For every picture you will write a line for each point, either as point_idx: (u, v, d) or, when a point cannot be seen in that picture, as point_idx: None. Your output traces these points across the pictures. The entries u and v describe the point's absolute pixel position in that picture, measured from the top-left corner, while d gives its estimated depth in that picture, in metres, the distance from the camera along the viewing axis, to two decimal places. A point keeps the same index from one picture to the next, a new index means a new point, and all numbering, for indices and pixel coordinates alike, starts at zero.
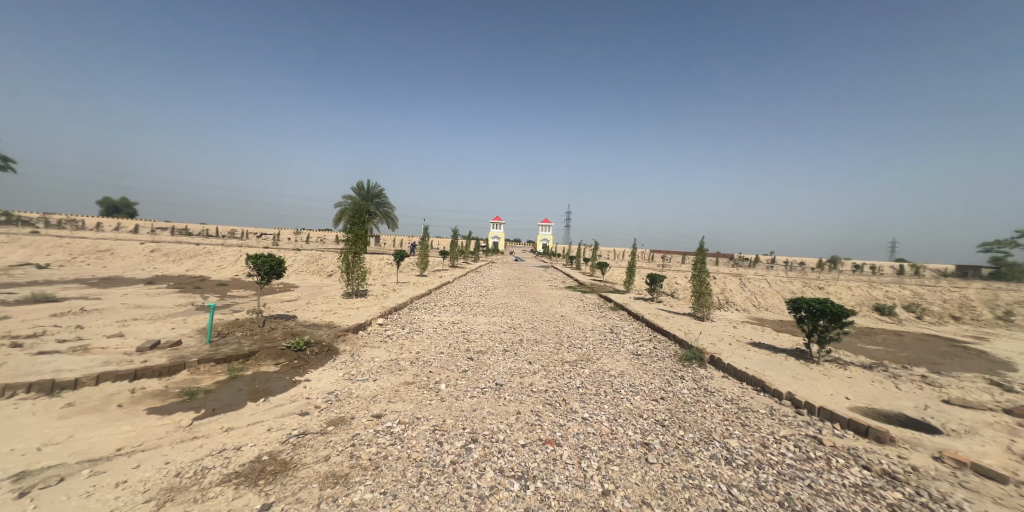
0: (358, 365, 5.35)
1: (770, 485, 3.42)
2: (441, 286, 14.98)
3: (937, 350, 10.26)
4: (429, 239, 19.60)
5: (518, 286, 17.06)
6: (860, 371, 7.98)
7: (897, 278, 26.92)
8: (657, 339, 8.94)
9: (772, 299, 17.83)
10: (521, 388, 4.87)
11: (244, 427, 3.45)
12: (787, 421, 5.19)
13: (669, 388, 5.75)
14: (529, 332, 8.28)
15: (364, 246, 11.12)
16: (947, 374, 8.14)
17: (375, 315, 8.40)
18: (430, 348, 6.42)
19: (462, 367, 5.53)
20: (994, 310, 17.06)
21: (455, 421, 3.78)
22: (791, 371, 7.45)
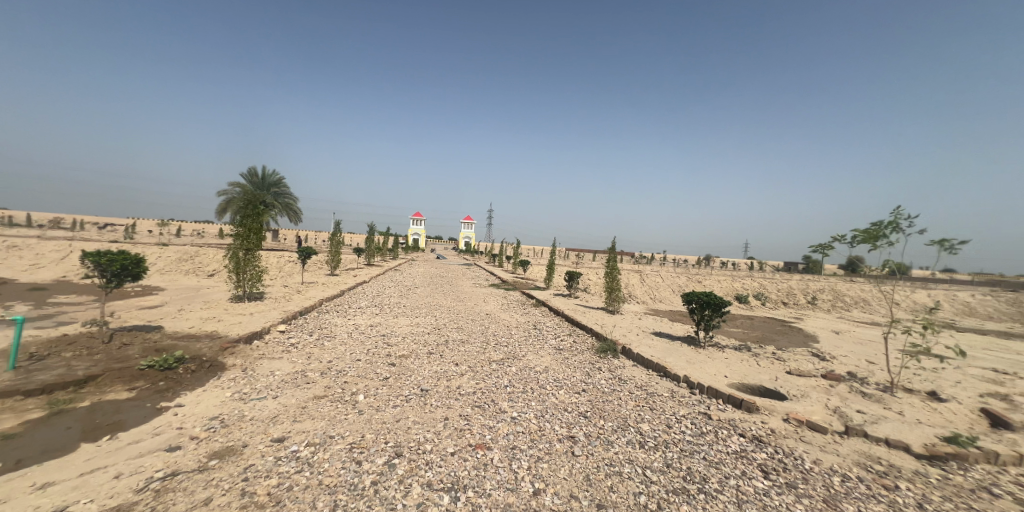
0: (254, 382, 4.68)
1: (676, 462, 3.78)
2: (353, 286, 13.89)
3: (773, 329, 12.69)
4: (341, 235, 18.06)
5: (438, 285, 16.61)
6: (735, 351, 9.34)
7: (751, 271, 32.45)
8: (576, 333, 9.39)
9: (666, 292, 20.12)
10: (448, 392, 4.72)
11: (76, 479, 2.77)
12: (683, 401, 5.84)
13: (588, 380, 6.05)
14: (453, 333, 8.08)
15: (256, 242, 9.88)
16: (789, 348, 10.05)
17: (275, 320, 7.47)
18: (345, 356, 5.90)
19: (383, 374, 5.18)
20: (806, 294, 21.60)
21: (376, 435, 3.50)
22: (687, 356, 8.40)
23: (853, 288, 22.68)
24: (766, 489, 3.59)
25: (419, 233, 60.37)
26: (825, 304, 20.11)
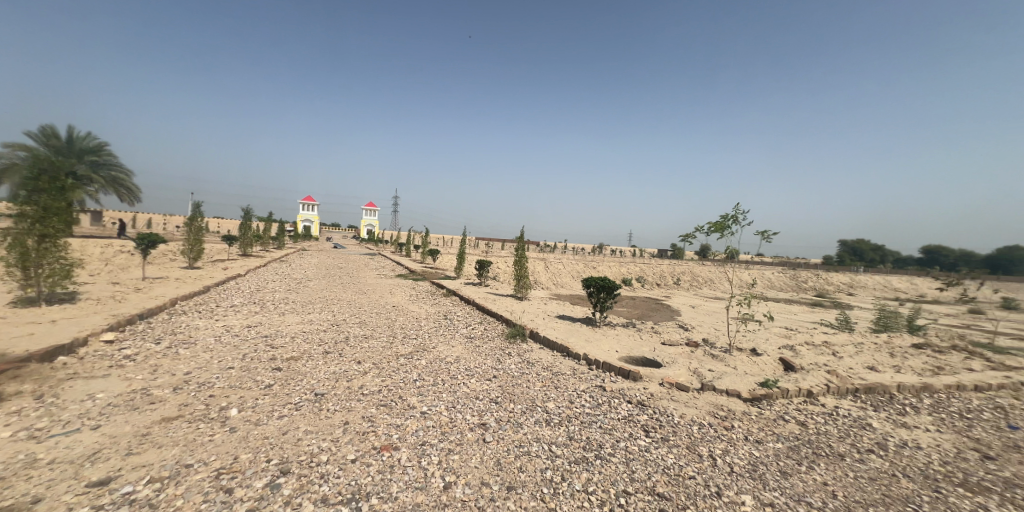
0: (58, 412, 3.64)
1: (577, 434, 4.09)
2: (224, 281, 11.97)
3: (648, 306, 14.62)
4: (201, 219, 15.52)
5: (335, 277, 15.32)
6: (625, 329, 10.44)
7: (629, 256, 36.59)
8: (487, 320, 9.52)
9: (568, 278, 21.58)
10: (349, 394, 4.40)
11: None
12: (583, 376, 6.39)
13: (498, 366, 6.18)
14: (356, 328, 7.56)
15: (50, 227, 7.55)
16: (664, 324, 11.73)
17: (98, 329, 6.00)
18: (211, 365, 5.08)
19: (265, 381, 4.60)
20: (674, 274, 25.13)
21: (255, 454, 3.10)
22: (587, 336, 9.12)
23: (706, 269, 27.20)
24: (647, 448, 4.67)
25: (313, 220, 54.84)
26: (685, 283, 23.83)
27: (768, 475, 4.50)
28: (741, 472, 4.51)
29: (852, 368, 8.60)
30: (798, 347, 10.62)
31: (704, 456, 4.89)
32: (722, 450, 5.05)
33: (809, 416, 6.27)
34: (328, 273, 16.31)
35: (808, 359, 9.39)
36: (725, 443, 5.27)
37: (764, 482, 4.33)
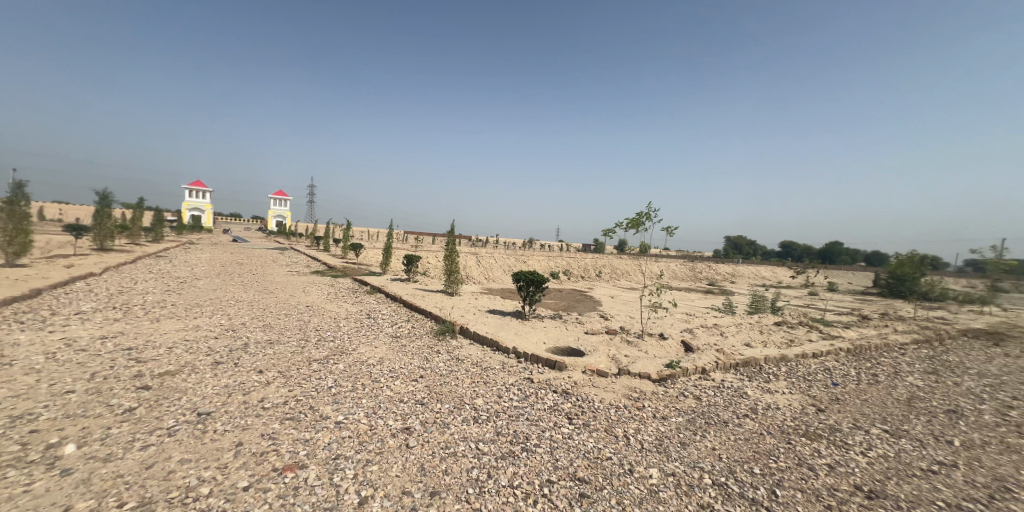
0: None
1: (505, 429, 4.12)
2: (70, 285, 9.81)
3: (572, 297, 15.40)
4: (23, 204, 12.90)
5: (233, 276, 13.56)
6: (553, 322, 10.82)
7: (552, 250, 38.03)
8: (414, 318, 9.21)
9: (498, 272, 21.78)
10: (245, 410, 3.95)
11: None
12: (512, 369, 6.65)
13: (426, 365, 6.01)
14: (258, 333, 6.79)
15: None
16: (587, 314, 12.46)
17: None
18: (38, 389, 4.15)
19: (122, 406, 3.91)
20: (595, 267, 26.66)
21: (101, 498, 2.63)
22: (516, 330, 9.29)
23: (623, 263, 29.28)
24: (568, 435, 5.03)
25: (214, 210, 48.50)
26: (605, 275, 25.49)
27: (672, 447, 5.39)
28: (651, 449, 5.20)
29: (733, 347, 10.38)
30: (696, 330, 12.14)
31: (620, 436, 5.39)
32: (634, 430, 5.67)
33: (703, 390, 7.70)
34: (221, 271, 14.35)
35: (703, 340, 11.07)
36: (638, 422, 5.97)
37: (669, 454, 5.18)
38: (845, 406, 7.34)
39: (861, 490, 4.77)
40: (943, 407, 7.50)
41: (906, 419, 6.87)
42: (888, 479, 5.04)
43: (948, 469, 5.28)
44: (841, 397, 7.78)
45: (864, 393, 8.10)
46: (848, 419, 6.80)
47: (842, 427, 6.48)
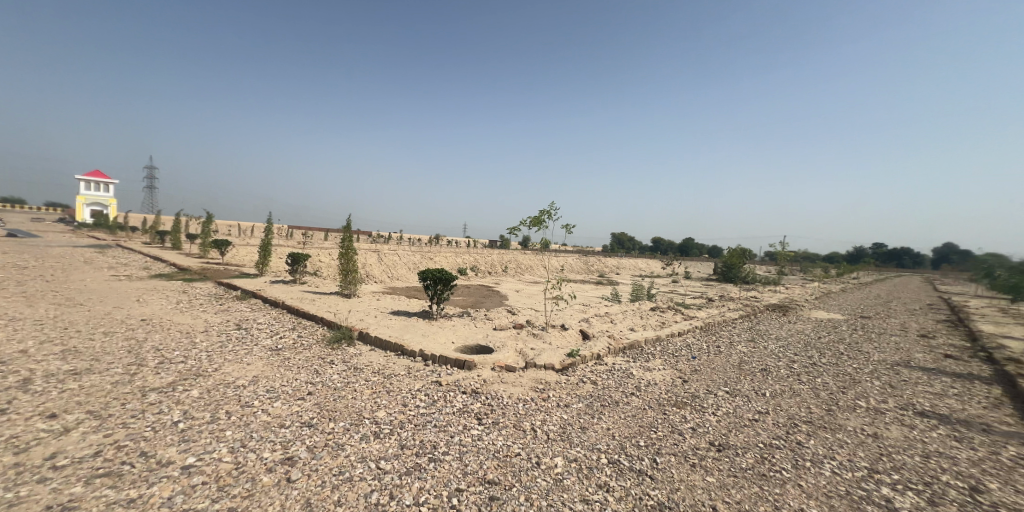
0: None
1: (409, 440, 4.46)
2: None
3: (478, 292, 15.36)
4: None
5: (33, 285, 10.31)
6: (460, 320, 10.65)
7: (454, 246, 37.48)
8: (302, 324, 8.17)
9: (402, 269, 20.66)
10: (19, 476, 3.03)
11: None
12: (419, 374, 6.42)
13: (316, 381, 5.46)
14: (54, 363, 5.19)
15: None
16: (493, 309, 12.56)
17: None
18: None
19: None
20: (500, 262, 27.01)
21: None
22: (422, 331, 8.92)
23: (527, 258, 30.25)
24: (477, 436, 4.94)
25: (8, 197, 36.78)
26: (510, 270, 26.08)
27: (574, 433, 5.65)
28: (555, 438, 5.38)
29: (621, 332, 11.54)
30: (591, 319, 13.15)
31: (527, 430, 5.46)
32: (540, 422, 5.80)
33: (598, 374, 8.33)
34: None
35: (598, 327, 12.02)
36: (543, 413, 6.13)
37: (572, 441, 5.41)
38: (701, 375, 8.66)
39: (715, 445, 5.66)
40: (759, 367, 9.45)
41: (737, 380, 8.47)
42: (728, 431, 6.13)
43: (763, 416, 6.70)
44: (697, 367, 9.18)
45: (713, 362, 9.69)
46: (704, 385, 8.05)
47: (700, 394, 7.57)
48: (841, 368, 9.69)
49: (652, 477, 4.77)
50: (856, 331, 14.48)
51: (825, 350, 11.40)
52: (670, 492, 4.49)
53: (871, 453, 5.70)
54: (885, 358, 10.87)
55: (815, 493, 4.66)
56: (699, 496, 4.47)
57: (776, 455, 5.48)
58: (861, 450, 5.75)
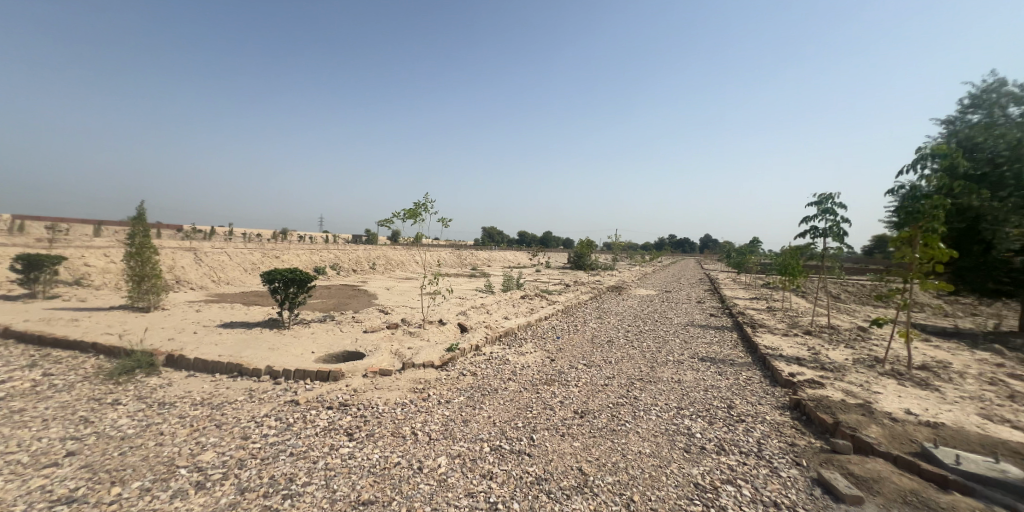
0: None
1: (252, 480, 3.58)
2: None
3: (343, 293, 13.69)
4: None
5: None
6: (318, 325, 9.31)
7: (307, 242, 32.82)
8: (55, 359, 5.92)
9: (237, 272, 17.07)
10: None
11: None
12: (267, 397, 5.68)
13: (82, 434, 4.04)
14: None
15: None
16: (362, 310, 11.33)
17: None
18: None
19: None
20: (368, 259, 24.71)
21: None
22: (269, 344, 7.47)
23: (397, 253, 28.45)
24: (348, 454, 4.39)
25: None
26: (379, 267, 24.10)
27: (456, 428, 5.41)
28: (436, 438, 5.07)
29: (498, 322, 11.73)
30: (469, 311, 13.04)
31: (406, 435, 5.06)
32: (420, 424, 5.46)
33: (477, 365, 8.22)
34: None
35: (476, 319, 11.97)
36: (423, 414, 5.75)
37: (454, 437, 5.17)
38: (565, 352, 9.39)
39: (579, 413, 6.09)
40: (607, 339, 10.78)
41: (591, 352, 9.45)
42: (589, 399, 6.66)
43: (611, 380, 7.58)
44: (561, 346, 9.91)
45: (574, 339, 10.64)
46: (568, 361, 8.71)
47: (566, 369, 8.15)
48: (654, 332, 11.79)
49: (529, 455, 4.84)
50: (660, 302, 17.96)
51: (646, 319, 13.74)
52: (546, 465, 4.63)
53: (676, 393, 7.00)
54: (679, 321, 13.70)
55: (648, 436, 5.43)
56: (568, 462, 4.71)
57: (621, 410, 6.24)
58: (671, 394, 6.99)
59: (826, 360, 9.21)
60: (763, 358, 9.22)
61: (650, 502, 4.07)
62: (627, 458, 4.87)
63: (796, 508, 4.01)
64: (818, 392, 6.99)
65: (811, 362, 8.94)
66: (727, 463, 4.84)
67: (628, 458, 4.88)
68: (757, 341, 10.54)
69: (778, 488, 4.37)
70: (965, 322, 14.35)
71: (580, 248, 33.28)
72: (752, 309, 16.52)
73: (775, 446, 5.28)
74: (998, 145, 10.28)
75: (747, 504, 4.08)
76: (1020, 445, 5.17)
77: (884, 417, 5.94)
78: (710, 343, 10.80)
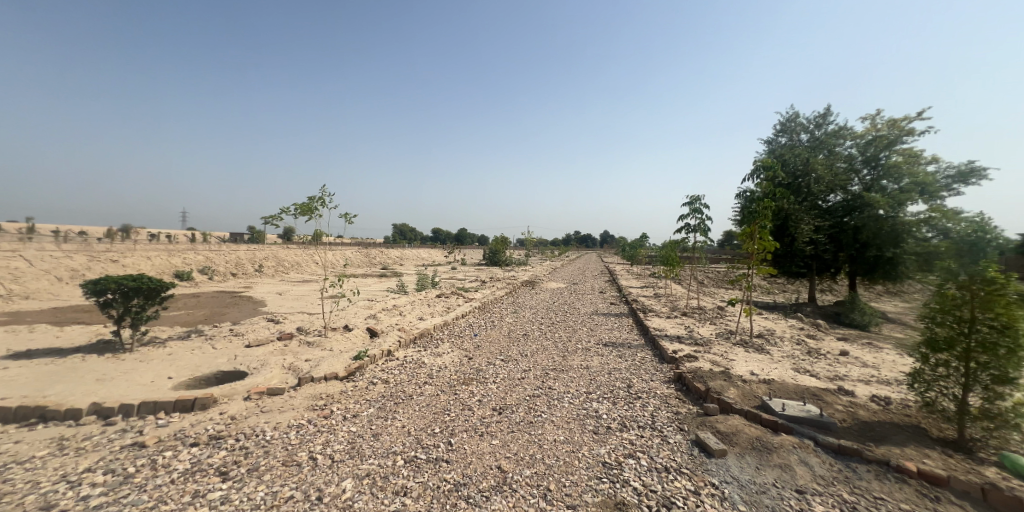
0: None
1: None
2: None
3: (219, 302, 11.45)
4: None
5: None
6: (176, 343, 7.58)
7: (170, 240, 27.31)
8: None
9: (57, 284, 13.30)
10: None
11: None
12: (92, 444, 4.43)
13: None
14: None
15: None
16: (244, 321, 9.53)
17: None
18: None
19: None
20: (254, 261, 21.35)
21: None
22: (96, 374, 5.83)
23: (291, 253, 25.16)
24: (219, 499, 3.57)
25: None
26: (268, 270, 20.98)
27: (364, 445, 4.67)
28: (341, 459, 4.34)
29: (412, 323, 10.90)
30: (379, 314, 11.88)
31: (303, 461, 4.30)
32: (320, 445, 4.65)
33: (390, 372, 7.38)
34: None
35: (387, 322, 10.95)
36: (324, 435, 4.91)
37: (362, 455, 4.45)
38: (482, 350, 9.01)
39: (497, 410, 5.73)
40: (523, 332, 10.69)
41: (506, 347, 9.21)
42: (507, 394, 6.36)
43: (527, 373, 7.40)
44: (478, 344, 9.50)
45: (492, 336, 10.32)
46: (486, 358, 8.33)
47: (484, 367, 7.76)
48: (565, 322, 12.07)
49: (447, 461, 4.34)
50: (569, 294, 18.62)
51: (558, 311, 14.05)
52: (464, 469, 4.18)
53: (585, 379, 7.07)
54: (586, 311, 14.29)
55: (561, 423, 5.31)
56: (487, 461, 4.32)
57: (537, 402, 6.05)
58: (582, 380, 7.05)
59: (702, 336, 10.35)
60: (653, 339, 9.96)
61: (565, 488, 3.89)
62: (543, 449, 4.64)
63: (681, 470, 4.22)
64: (697, 365, 7.71)
65: (688, 338, 9.94)
66: (628, 438, 4.93)
67: (544, 448, 4.65)
68: (647, 324, 11.41)
69: (668, 453, 4.58)
70: (781, 298, 17.49)
71: (494, 244, 33.25)
72: (643, 296, 18.04)
73: (665, 416, 5.56)
74: (795, 163, 13.63)
75: (647, 475, 4.15)
76: (815, 389, 6.22)
77: (738, 379, 6.67)
78: (612, 329, 11.39)
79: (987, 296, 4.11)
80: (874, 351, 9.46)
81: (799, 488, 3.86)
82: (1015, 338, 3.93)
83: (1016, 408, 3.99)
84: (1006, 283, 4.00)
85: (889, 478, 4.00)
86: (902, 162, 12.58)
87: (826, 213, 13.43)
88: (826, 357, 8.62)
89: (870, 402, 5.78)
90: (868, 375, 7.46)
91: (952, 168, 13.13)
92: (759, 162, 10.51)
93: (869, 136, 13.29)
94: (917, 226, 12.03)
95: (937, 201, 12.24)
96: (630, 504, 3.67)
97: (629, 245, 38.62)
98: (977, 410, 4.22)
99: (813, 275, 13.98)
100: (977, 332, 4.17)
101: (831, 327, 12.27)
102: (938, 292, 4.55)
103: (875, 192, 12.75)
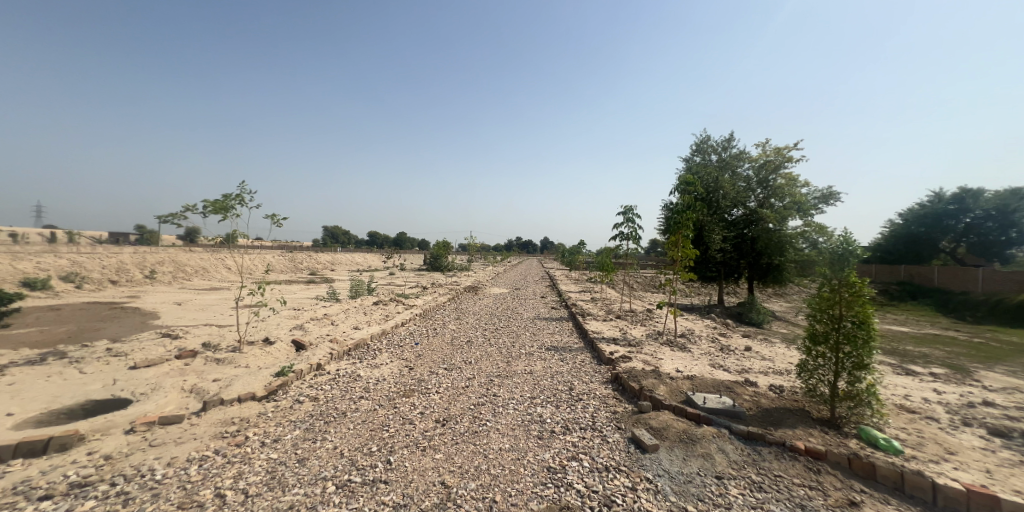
0: None
1: None
2: None
3: (93, 317, 9.44)
4: None
5: None
6: (23, 369, 6.00)
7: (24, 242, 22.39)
8: None
9: None
10: None
11: None
12: None
13: None
14: None
15: None
16: (127, 338, 7.89)
17: None
18: None
19: None
20: (142, 267, 18.22)
21: None
22: None
23: (193, 257, 21.98)
24: None
25: None
26: (162, 277, 18.04)
27: (288, 473, 3.90)
28: (256, 492, 3.55)
29: (342, 333, 9.86)
30: (306, 324, 10.64)
31: (206, 501, 3.44)
32: (230, 479, 3.79)
33: (319, 387, 6.47)
34: None
35: (314, 333, 9.83)
36: (236, 466, 4.03)
37: (285, 484, 3.69)
38: (422, 359, 8.35)
39: (440, 421, 5.19)
40: (465, 339, 10.17)
41: (448, 355, 8.65)
42: (450, 404, 5.82)
43: (469, 381, 6.92)
44: (417, 353, 8.79)
45: (432, 343, 9.68)
46: (428, 368, 7.69)
47: (425, 377, 7.15)
48: (508, 328, 11.72)
49: (384, 481, 3.74)
50: (512, 300, 18.25)
51: (500, 317, 13.66)
52: (404, 489, 3.61)
53: (528, 384, 6.75)
54: (528, 316, 14.04)
55: (506, 430, 4.93)
56: (429, 478, 3.79)
57: (481, 410, 5.60)
58: (525, 385, 6.71)
59: (636, 337, 10.58)
60: (592, 342, 9.95)
61: (511, 497, 3.49)
62: (489, 458, 4.20)
63: (623, 468, 4.01)
64: (633, 365, 7.74)
65: (623, 341, 10.08)
66: (571, 441, 4.65)
67: (489, 459, 4.20)
68: (586, 327, 11.47)
69: (608, 452, 4.35)
70: (697, 301, 18.59)
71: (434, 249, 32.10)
72: (581, 301, 18.24)
73: (604, 417, 5.38)
74: (708, 180, 14.42)
75: (590, 475, 3.87)
76: (731, 383, 6.46)
77: (668, 378, 6.74)
78: (554, 333, 11.22)
79: (850, 296, 4.57)
80: (770, 345, 10.34)
81: (718, 475, 3.86)
82: (869, 331, 4.44)
83: (869, 387, 4.51)
84: (861, 285, 4.54)
85: (785, 457, 4.13)
86: (784, 184, 13.97)
87: (730, 226, 14.50)
88: (734, 352, 9.20)
89: (769, 392, 6.07)
90: (769, 366, 8.05)
91: (817, 191, 14.99)
92: (680, 177, 11.09)
93: (761, 160, 14.49)
94: (796, 238, 13.62)
95: (810, 218, 13.98)
96: (575, 507, 3.37)
97: (567, 251, 39.58)
98: (843, 391, 4.66)
99: (722, 279, 15.02)
100: (844, 327, 4.59)
101: (736, 326, 13.19)
102: (815, 294, 4.94)
103: (766, 209, 14.04)
